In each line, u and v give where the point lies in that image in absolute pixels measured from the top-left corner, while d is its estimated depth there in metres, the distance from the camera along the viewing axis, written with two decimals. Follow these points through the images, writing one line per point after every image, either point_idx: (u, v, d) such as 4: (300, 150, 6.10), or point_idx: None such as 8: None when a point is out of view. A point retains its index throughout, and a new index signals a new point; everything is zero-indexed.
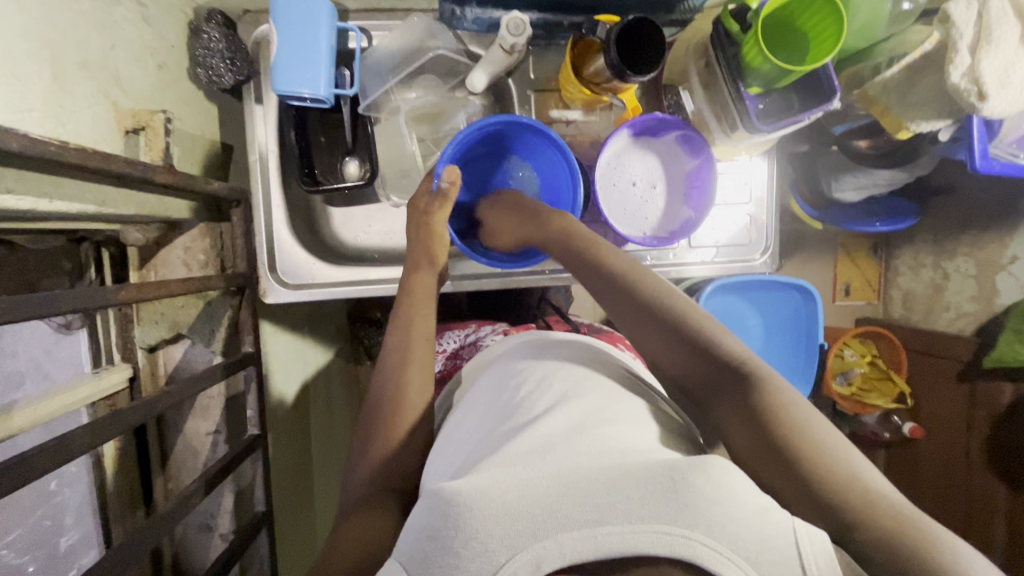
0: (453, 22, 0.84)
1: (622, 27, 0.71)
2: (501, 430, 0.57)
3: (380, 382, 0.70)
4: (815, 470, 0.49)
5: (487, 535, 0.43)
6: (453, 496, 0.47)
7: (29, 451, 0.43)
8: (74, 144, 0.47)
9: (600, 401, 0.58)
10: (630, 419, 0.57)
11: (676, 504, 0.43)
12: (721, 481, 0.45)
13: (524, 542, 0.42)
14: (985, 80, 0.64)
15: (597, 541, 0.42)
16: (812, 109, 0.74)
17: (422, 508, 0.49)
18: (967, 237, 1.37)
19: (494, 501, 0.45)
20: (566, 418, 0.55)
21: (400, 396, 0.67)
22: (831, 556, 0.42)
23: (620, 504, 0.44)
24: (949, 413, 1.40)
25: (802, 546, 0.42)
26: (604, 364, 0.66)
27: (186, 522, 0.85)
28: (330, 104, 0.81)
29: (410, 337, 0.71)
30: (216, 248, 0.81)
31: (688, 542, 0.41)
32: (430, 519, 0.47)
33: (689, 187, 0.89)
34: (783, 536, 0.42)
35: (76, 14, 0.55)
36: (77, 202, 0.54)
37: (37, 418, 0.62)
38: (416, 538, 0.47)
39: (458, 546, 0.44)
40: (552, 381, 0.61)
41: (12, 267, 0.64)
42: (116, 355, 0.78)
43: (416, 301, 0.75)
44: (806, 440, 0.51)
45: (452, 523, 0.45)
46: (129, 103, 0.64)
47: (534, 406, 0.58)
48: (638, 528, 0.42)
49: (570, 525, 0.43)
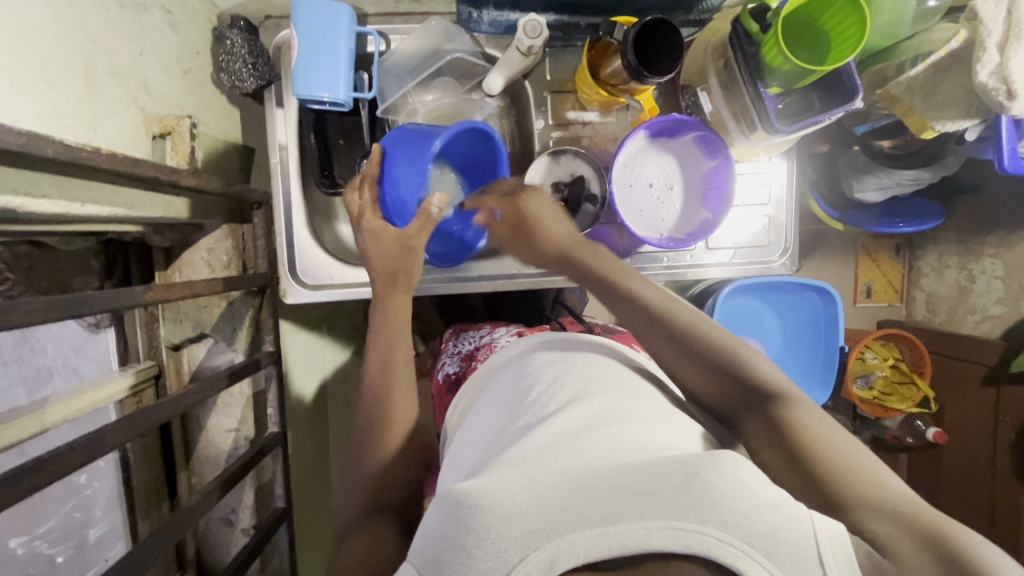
0: (470, 26, 0.85)
1: (640, 28, 0.70)
2: (514, 429, 0.57)
3: (382, 381, 0.71)
4: (841, 479, 0.51)
5: (499, 535, 0.44)
6: (465, 497, 0.47)
7: (63, 445, 0.45)
8: (104, 149, 0.49)
9: (610, 400, 0.58)
10: (640, 418, 0.56)
11: (689, 499, 0.43)
12: (734, 476, 0.45)
13: (537, 541, 0.43)
14: (1015, 78, 0.63)
15: (611, 540, 0.42)
16: (833, 109, 0.73)
17: (434, 510, 0.49)
18: (995, 238, 1.33)
19: (505, 501, 0.45)
20: (575, 417, 0.55)
21: (388, 410, 0.69)
22: (847, 545, 0.42)
23: (632, 501, 0.44)
24: (976, 418, 1.37)
25: (823, 543, 0.42)
26: (610, 363, 0.66)
27: (209, 516, 0.87)
28: (350, 107, 0.82)
29: (395, 358, 0.72)
30: (238, 249, 0.83)
31: (703, 537, 0.41)
32: (442, 521, 0.47)
33: (707, 187, 0.89)
34: (801, 528, 0.42)
35: (107, 23, 0.57)
36: (109, 206, 0.56)
37: (69, 414, 0.64)
38: (429, 539, 0.47)
39: (470, 546, 0.44)
40: (564, 380, 0.61)
41: (45, 268, 0.66)
42: (142, 353, 0.80)
43: (395, 325, 0.75)
44: (819, 449, 0.53)
45: (464, 523, 0.45)
46: (156, 107, 0.66)
47: (546, 406, 0.58)
48: (650, 525, 0.42)
49: (583, 524, 0.43)
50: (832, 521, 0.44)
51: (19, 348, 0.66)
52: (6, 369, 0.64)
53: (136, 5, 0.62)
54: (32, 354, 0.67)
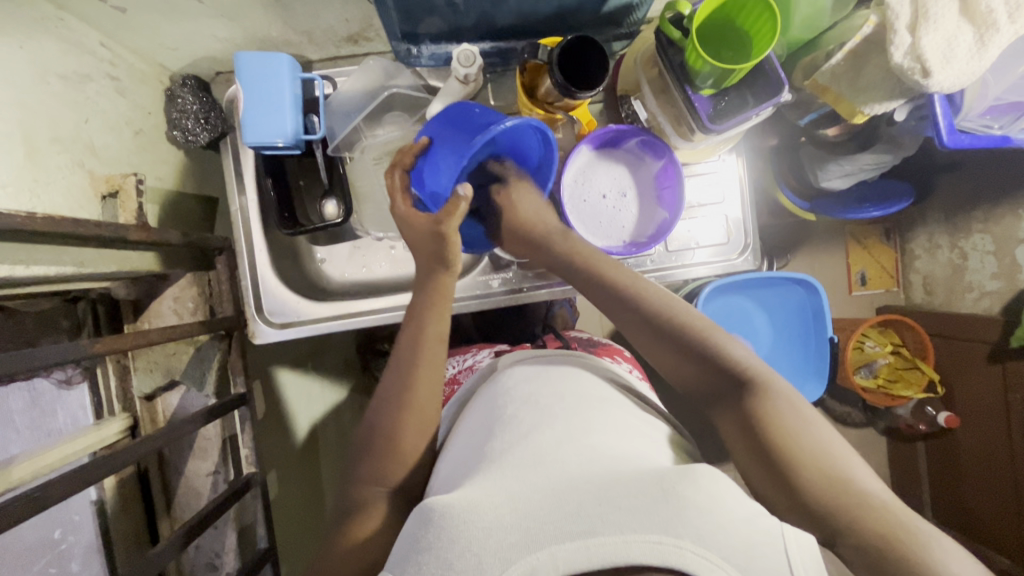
0: (409, 61, 0.87)
1: (563, 48, 0.73)
2: (493, 445, 0.59)
3: (378, 406, 0.70)
4: (810, 481, 0.53)
5: (481, 546, 0.46)
6: (447, 509, 0.49)
7: (6, 500, 0.47)
8: (41, 213, 0.52)
9: (588, 416, 0.60)
10: (615, 429, 0.59)
11: (666, 513, 0.45)
12: (711, 490, 0.48)
13: (517, 553, 0.44)
14: (928, 57, 0.64)
15: (591, 551, 0.43)
16: (762, 104, 0.75)
17: (414, 521, 0.52)
18: (982, 212, 1.32)
19: (488, 515, 0.48)
20: (552, 433, 0.58)
21: (409, 388, 0.69)
22: (817, 556, 0.46)
23: (612, 515, 0.45)
24: (983, 399, 1.33)
25: (793, 557, 0.45)
26: (585, 379, 0.69)
27: (193, 562, 0.88)
28: (301, 149, 0.85)
29: (422, 335, 0.72)
30: (204, 295, 0.86)
31: (679, 551, 0.43)
32: (422, 532, 0.49)
33: (659, 187, 0.90)
34: (774, 543, 0.45)
35: (48, 97, 0.62)
36: (55, 264, 0.59)
37: (36, 471, 0.64)
38: (409, 549, 0.50)
39: (454, 558, 0.46)
40: (541, 401, 0.63)
41: (9, 329, 0.69)
42: (116, 406, 0.82)
43: (433, 300, 0.75)
44: (810, 457, 0.54)
45: (446, 535, 0.47)
46: (104, 169, 0.70)
47: (523, 424, 0.60)
48: (629, 538, 0.43)
49: (563, 536, 0.44)
50: (802, 531, 0.48)
51: (28, 412, 0.72)
52: (18, 434, 0.70)
53: (78, 77, 0.67)
54: (39, 416, 0.73)
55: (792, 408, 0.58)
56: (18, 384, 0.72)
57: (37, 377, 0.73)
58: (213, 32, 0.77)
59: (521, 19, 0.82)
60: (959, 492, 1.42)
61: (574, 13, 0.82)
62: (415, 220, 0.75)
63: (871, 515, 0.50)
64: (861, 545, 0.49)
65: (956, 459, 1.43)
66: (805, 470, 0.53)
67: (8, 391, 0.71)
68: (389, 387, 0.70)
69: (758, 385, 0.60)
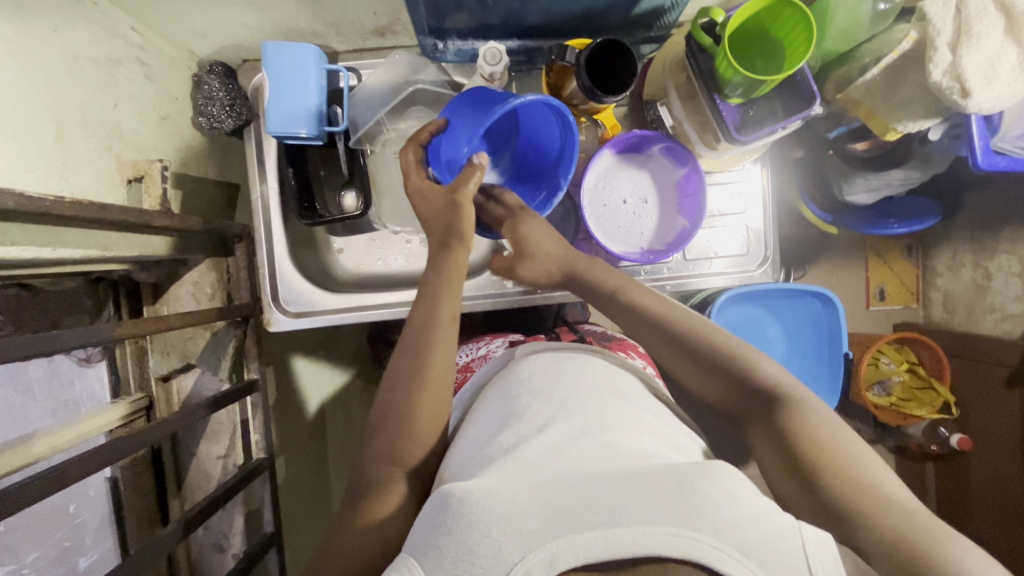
0: (435, 57, 0.86)
1: (592, 50, 0.72)
2: (506, 438, 0.58)
3: (389, 391, 0.69)
4: (835, 489, 0.54)
5: (500, 533, 0.45)
6: (464, 496, 0.48)
7: (27, 478, 0.49)
8: (68, 199, 0.53)
9: (605, 409, 0.60)
10: (630, 424, 0.59)
11: (684, 507, 0.45)
12: (728, 486, 0.47)
13: (536, 541, 0.44)
14: (968, 77, 0.62)
15: (610, 542, 0.43)
16: (792, 117, 0.73)
17: (432, 507, 0.51)
18: (1009, 232, 1.28)
19: (505, 502, 0.47)
20: (569, 426, 0.57)
21: (422, 368, 0.68)
22: (834, 555, 0.45)
23: (630, 506, 0.45)
24: (999, 422, 1.30)
25: (809, 554, 0.44)
26: (604, 372, 0.69)
27: (202, 539, 0.91)
28: (323, 140, 0.84)
29: (435, 316, 0.72)
30: (221, 281, 0.87)
31: (697, 543, 0.42)
32: (439, 517, 0.48)
33: (681, 195, 0.89)
34: (791, 540, 0.45)
35: (79, 81, 0.63)
36: (80, 247, 0.61)
37: (55, 446, 0.66)
38: (426, 533, 0.49)
39: (472, 543, 0.45)
40: (559, 394, 0.63)
41: (35, 307, 0.70)
42: (133, 386, 0.84)
43: (447, 276, 0.74)
44: (831, 462, 0.55)
45: (464, 521, 0.46)
46: (130, 154, 0.71)
47: (538, 415, 0.60)
48: (648, 530, 0.43)
49: (581, 525, 0.44)
50: (819, 532, 0.47)
51: (48, 382, 0.74)
52: (38, 403, 0.72)
53: (109, 62, 0.68)
54: (61, 386, 0.75)
55: (813, 415, 0.59)
56: (40, 358, 0.73)
57: (60, 355, 0.75)
58: (241, 21, 0.78)
59: (550, 18, 0.81)
60: (968, 515, 1.40)
61: (603, 15, 0.81)
62: (427, 195, 0.76)
63: (892, 519, 0.51)
64: (885, 549, 0.50)
65: (965, 484, 1.40)
66: (829, 475, 0.54)
67: (31, 361, 0.72)
68: (401, 368, 0.69)
69: (778, 392, 0.61)
